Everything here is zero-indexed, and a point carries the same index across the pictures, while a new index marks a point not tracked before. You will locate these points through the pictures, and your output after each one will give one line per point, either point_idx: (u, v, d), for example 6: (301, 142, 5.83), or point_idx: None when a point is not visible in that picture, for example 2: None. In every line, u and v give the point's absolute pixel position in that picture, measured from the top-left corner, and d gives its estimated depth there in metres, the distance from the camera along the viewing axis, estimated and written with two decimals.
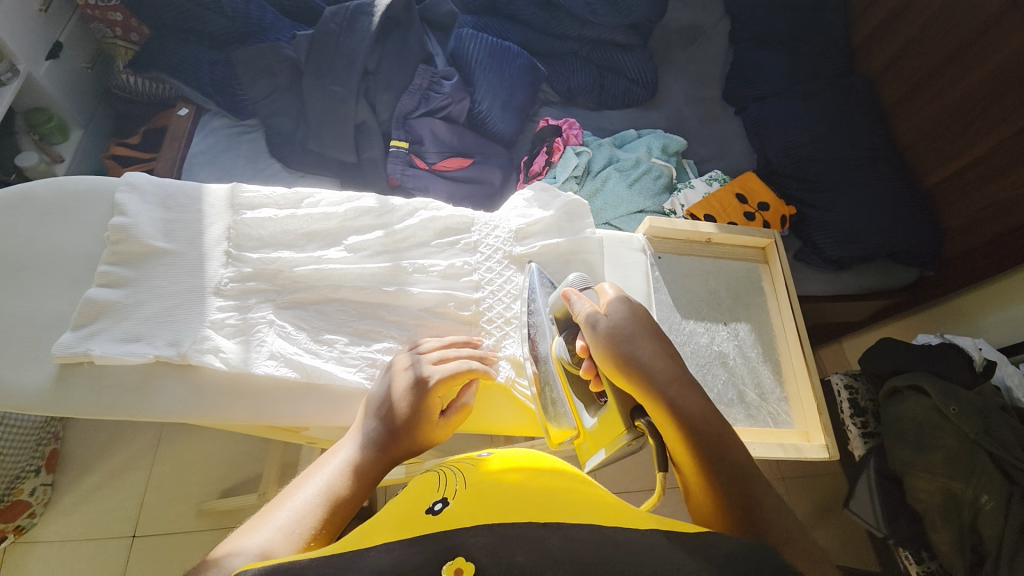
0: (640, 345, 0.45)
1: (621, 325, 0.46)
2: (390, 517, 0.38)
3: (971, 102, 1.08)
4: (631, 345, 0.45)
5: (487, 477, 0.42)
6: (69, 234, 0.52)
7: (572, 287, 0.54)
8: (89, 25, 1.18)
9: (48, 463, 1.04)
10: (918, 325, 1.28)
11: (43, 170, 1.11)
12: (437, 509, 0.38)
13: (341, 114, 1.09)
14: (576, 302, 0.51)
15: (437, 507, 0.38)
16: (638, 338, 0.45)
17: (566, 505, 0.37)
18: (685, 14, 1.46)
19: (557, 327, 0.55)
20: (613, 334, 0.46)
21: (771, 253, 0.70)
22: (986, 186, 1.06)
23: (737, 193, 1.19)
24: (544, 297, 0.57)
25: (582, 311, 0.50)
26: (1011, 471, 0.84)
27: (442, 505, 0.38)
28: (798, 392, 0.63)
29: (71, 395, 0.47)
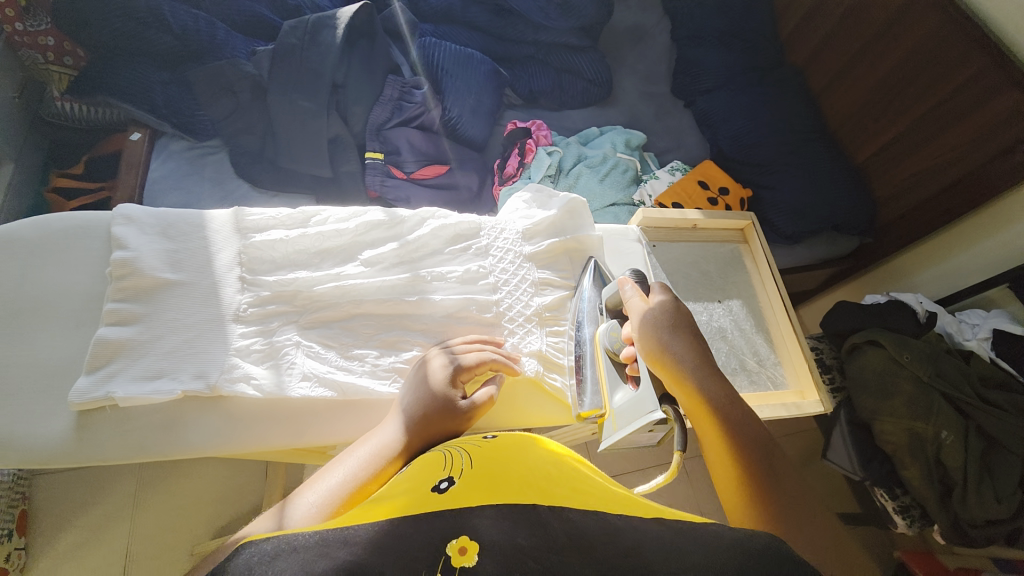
0: (682, 343, 0.49)
1: (663, 324, 0.51)
2: (396, 489, 0.39)
3: (888, 86, 1.19)
4: (674, 341, 0.49)
5: (496, 454, 0.43)
6: (65, 276, 0.53)
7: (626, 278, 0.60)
8: (18, 52, 1.10)
9: (18, 526, 0.96)
10: (865, 285, 1.38)
11: None
12: (444, 487, 0.38)
13: (312, 130, 1.07)
14: (626, 289, 0.57)
15: (443, 485, 0.39)
16: (681, 337, 0.49)
17: (570, 490, 0.39)
18: (628, 15, 1.54)
19: (606, 315, 0.59)
20: (655, 329, 0.50)
21: (749, 233, 0.76)
22: (907, 159, 1.18)
23: (699, 181, 1.27)
24: (595, 287, 0.62)
25: (631, 300, 0.55)
26: (965, 408, 0.95)
27: (449, 484, 0.39)
28: (789, 356, 0.69)
29: (96, 437, 0.47)
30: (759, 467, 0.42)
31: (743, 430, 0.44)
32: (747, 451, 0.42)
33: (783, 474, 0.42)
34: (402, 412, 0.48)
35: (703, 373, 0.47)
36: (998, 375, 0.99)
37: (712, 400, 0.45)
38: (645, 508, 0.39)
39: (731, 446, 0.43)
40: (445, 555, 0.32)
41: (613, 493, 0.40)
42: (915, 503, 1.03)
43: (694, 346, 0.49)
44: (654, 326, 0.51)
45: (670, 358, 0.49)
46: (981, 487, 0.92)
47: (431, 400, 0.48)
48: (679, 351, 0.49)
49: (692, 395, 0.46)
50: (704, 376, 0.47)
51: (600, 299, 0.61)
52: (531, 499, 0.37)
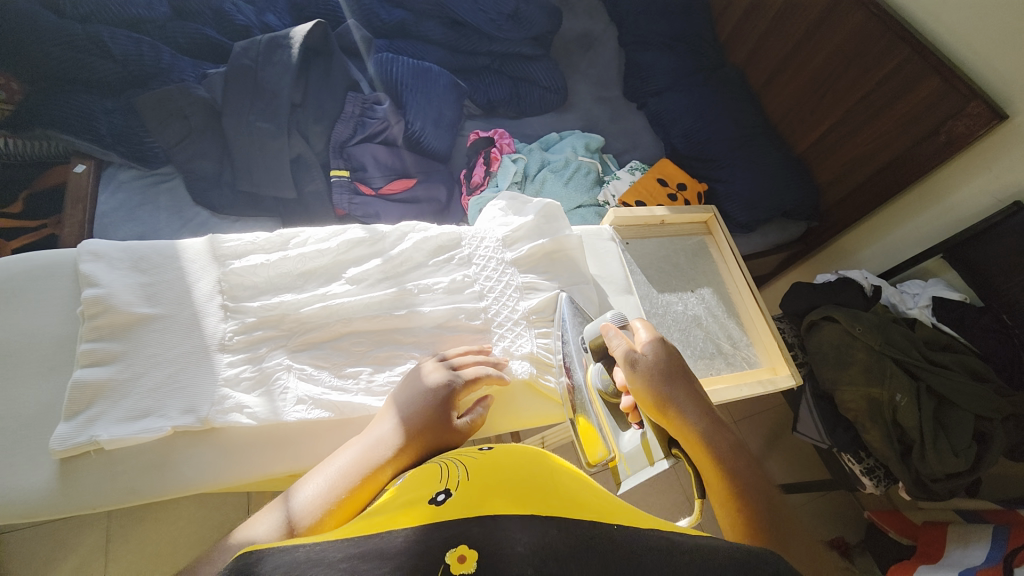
0: (682, 391, 0.49)
1: (660, 370, 0.51)
2: (389, 504, 0.39)
3: (820, 81, 1.30)
4: (674, 389, 0.49)
5: (490, 469, 0.44)
6: (29, 321, 0.50)
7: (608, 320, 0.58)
8: None
9: None
10: (816, 266, 1.49)
11: None
12: (440, 500, 0.39)
13: (273, 149, 1.05)
14: (614, 337, 0.55)
15: (440, 497, 0.39)
16: (680, 384, 0.50)
17: (567, 501, 0.40)
18: (576, 23, 1.60)
19: (592, 356, 0.59)
20: (652, 376, 0.50)
21: (712, 225, 0.80)
22: (844, 147, 1.28)
23: (658, 179, 1.33)
24: (575, 327, 0.61)
25: (618, 347, 0.54)
26: (914, 370, 1.04)
27: (446, 495, 0.39)
28: (760, 337, 0.74)
29: (79, 485, 0.45)
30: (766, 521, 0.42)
31: (749, 481, 0.44)
32: (755, 505, 0.42)
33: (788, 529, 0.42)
34: (389, 424, 0.47)
35: (705, 422, 0.47)
36: (942, 338, 1.09)
37: (715, 450, 0.45)
38: (636, 518, 0.40)
39: (741, 501, 0.43)
40: (444, 564, 0.32)
41: (607, 504, 0.41)
42: (879, 463, 1.12)
43: (693, 393, 0.49)
44: (651, 376, 0.50)
45: (670, 407, 0.49)
46: (937, 443, 1.00)
47: (421, 421, 0.48)
48: (679, 399, 0.49)
49: (697, 445, 0.46)
50: (706, 425, 0.47)
51: (582, 337, 0.60)
52: (532, 509, 0.38)
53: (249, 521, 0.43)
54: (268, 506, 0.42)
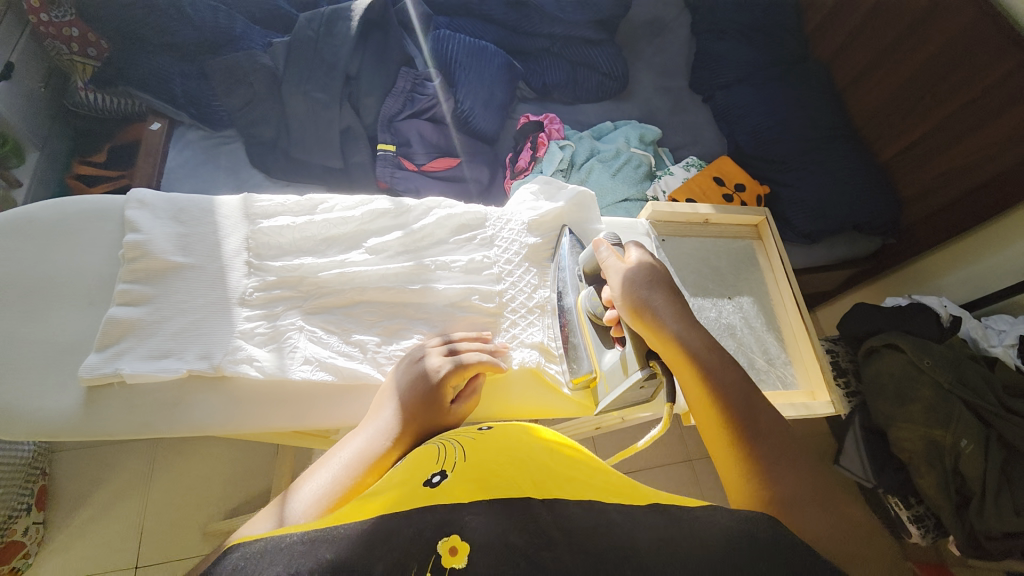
0: (666, 304, 0.50)
1: (643, 283, 0.52)
2: (385, 485, 0.40)
3: (916, 82, 1.16)
4: (658, 302, 0.50)
5: (485, 449, 0.43)
6: (76, 256, 0.54)
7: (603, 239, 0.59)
8: (42, 42, 1.17)
9: (38, 501, 1.05)
10: (886, 288, 1.37)
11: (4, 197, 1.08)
12: (434, 482, 0.39)
13: (325, 121, 1.08)
14: (602, 251, 0.56)
15: (434, 479, 0.39)
16: (665, 298, 0.51)
17: (565, 482, 0.39)
18: (646, 8, 1.52)
19: (585, 281, 0.59)
20: (637, 292, 0.51)
21: (763, 229, 0.74)
22: (935, 158, 1.15)
23: (714, 177, 1.25)
24: (573, 256, 0.61)
25: (608, 258, 0.56)
26: (987, 416, 0.92)
27: (440, 478, 0.39)
28: (801, 355, 0.68)
29: (103, 413, 0.48)
30: (740, 417, 0.44)
31: (718, 374, 0.47)
32: (730, 402, 0.45)
33: (763, 422, 0.44)
34: (384, 415, 0.47)
35: (687, 331, 0.49)
36: None
37: (689, 348, 0.48)
38: (643, 494, 0.40)
39: (714, 394, 0.46)
40: (434, 555, 0.32)
41: (611, 483, 0.41)
42: (931, 513, 1.01)
43: (677, 306, 0.51)
44: (636, 292, 0.51)
45: (653, 320, 0.50)
46: (1001, 498, 0.89)
47: (414, 408, 0.48)
48: (662, 310, 0.50)
49: (672, 348, 0.48)
50: (687, 332, 0.49)
51: (577, 265, 0.60)
52: (527, 494, 0.37)
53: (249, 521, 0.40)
54: (268, 507, 0.40)
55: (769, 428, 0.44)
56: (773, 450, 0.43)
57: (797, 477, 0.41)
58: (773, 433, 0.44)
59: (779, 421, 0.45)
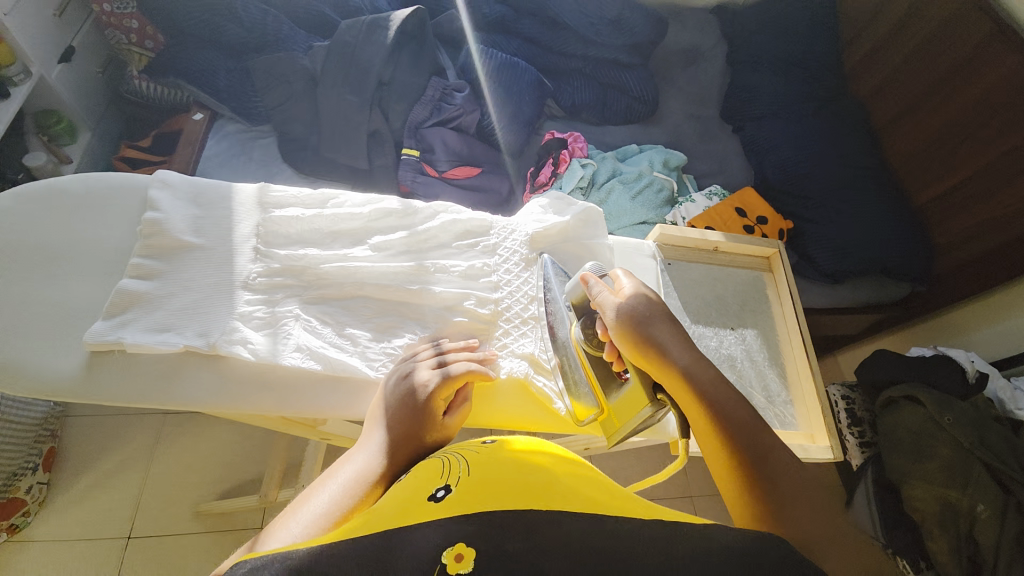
0: (666, 334, 0.50)
1: (646, 313, 0.51)
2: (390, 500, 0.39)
3: (955, 128, 1.13)
4: (658, 332, 0.50)
5: (489, 460, 0.42)
6: (99, 228, 0.57)
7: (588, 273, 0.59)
8: (102, 31, 1.32)
9: (45, 462, 1.09)
10: (912, 337, 1.32)
11: (52, 169, 1.23)
12: (439, 497, 0.38)
13: (353, 123, 1.12)
14: (593, 286, 0.56)
15: (439, 494, 0.38)
16: (663, 326, 0.50)
17: (567, 495, 0.38)
18: (683, 37, 1.53)
19: (575, 315, 0.59)
20: (636, 323, 0.51)
21: (775, 262, 0.73)
22: (972, 206, 1.11)
23: (737, 207, 1.22)
24: (560, 287, 0.61)
25: (600, 296, 0.55)
26: (1008, 482, 0.86)
27: (446, 492, 0.38)
28: (803, 396, 0.66)
29: (102, 378, 0.51)
30: (746, 446, 0.43)
31: (726, 407, 0.45)
32: (739, 437, 0.43)
33: (771, 450, 0.43)
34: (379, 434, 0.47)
35: (690, 360, 0.48)
36: None
37: (694, 381, 0.47)
38: (644, 510, 0.38)
39: (723, 429, 0.44)
40: (439, 564, 0.32)
41: (613, 497, 0.39)
42: None
43: (677, 335, 0.50)
44: (636, 321, 0.51)
45: (653, 349, 0.49)
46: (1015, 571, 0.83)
47: (407, 424, 0.48)
48: (661, 339, 0.49)
49: (678, 381, 0.47)
50: (689, 362, 0.48)
51: (564, 296, 0.60)
52: (533, 506, 0.36)
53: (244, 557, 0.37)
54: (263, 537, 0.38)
55: (778, 456, 0.43)
56: (781, 479, 0.41)
57: (805, 510, 0.40)
58: (782, 461, 0.42)
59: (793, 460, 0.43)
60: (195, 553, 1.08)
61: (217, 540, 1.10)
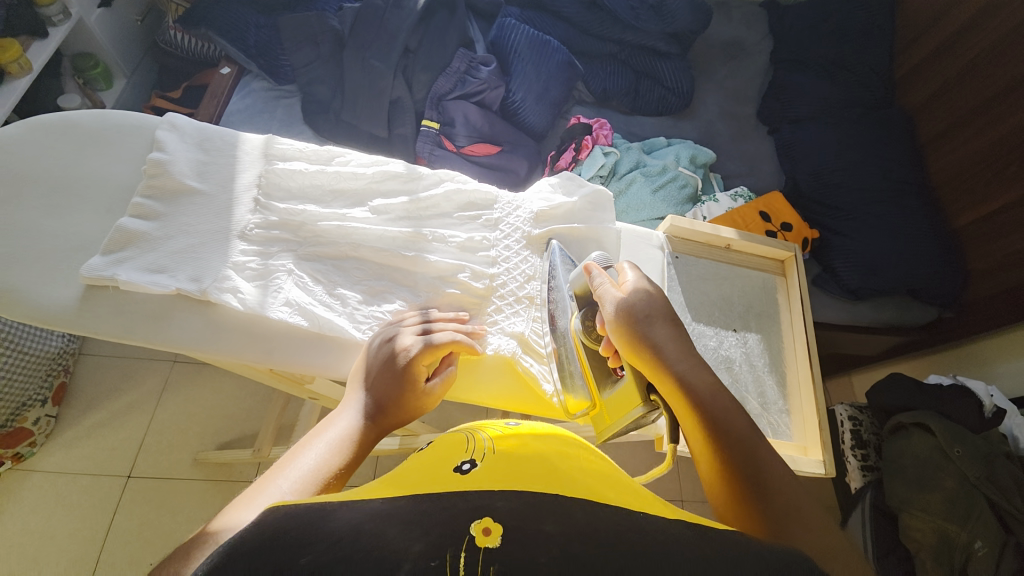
0: (663, 334, 0.48)
1: (643, 310, 0.49)
2: (414, 470, 0.39)
3: (1006, 147, 1.06)
4: (656, 332, 0.48)
5: (515, 446, 0.42)
6: (106, 166, 0.58)
7: (594, 263, 0.57)
8: None
9: (55, 396, 1.14)
10: (934, 363, 1.27)
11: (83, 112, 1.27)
12: (465, 469, 0.38)
13: (376, 89, 1.11)
14: (597, 277, 0.54)
15: (465, 467, 0.38)
16: (662, 326, 0.48)
17: (589, 484, 0.38)
18: (726, 29, 1.47)
19: (577, 305, 0.57)
20: (634, 320, 0.49)
21: (789, 266, 0.70)
22: (1013, 234, 1.04)
23: (761, 211, 1.17)
24: (566, 274, 0.59)
25: (602, 286, 0.53)
26: (1009, 521, 0.84)
27: (471, 466, 0.38)
28: (801, 407, 0.63)
29: (96, 312, 0.52)
30: (740, 459, 0.41)
31: (719, 415, 0.43)
32: (732, 447, 0.41)
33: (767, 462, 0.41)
34: (361, 399, 0.46)
35: (686, 364, 0.46)
36: None
37: (688, 386, 0.45)
38: (666, 510, 0.38)
39: (716, 438, 0.42)
40: (469, 535, 0.30)
41: (630, 493, 0.39)
42: None
43: (677, 336, 0.48)
44: (633, 318, 0.49)
45: (649, 349, 0.48)
46: None
47: (388, 388, 0.47)
48: (656, 339, 0.48)
49: (673, 386, 0.46)
50: (687, 368, 0.46)
51: (570, 284, 0.58)
52: (554, 490, 0.36)
53: (225, 511, 0.37)
54: (248, 493, 0.37)
55: (775, 470, 0.40)
56: (774, 493, 0.39)
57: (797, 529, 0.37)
58: (777, 475, 0.40)
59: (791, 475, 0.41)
60: (190, 497, 1.13)
61: (212, 488, 1.14)
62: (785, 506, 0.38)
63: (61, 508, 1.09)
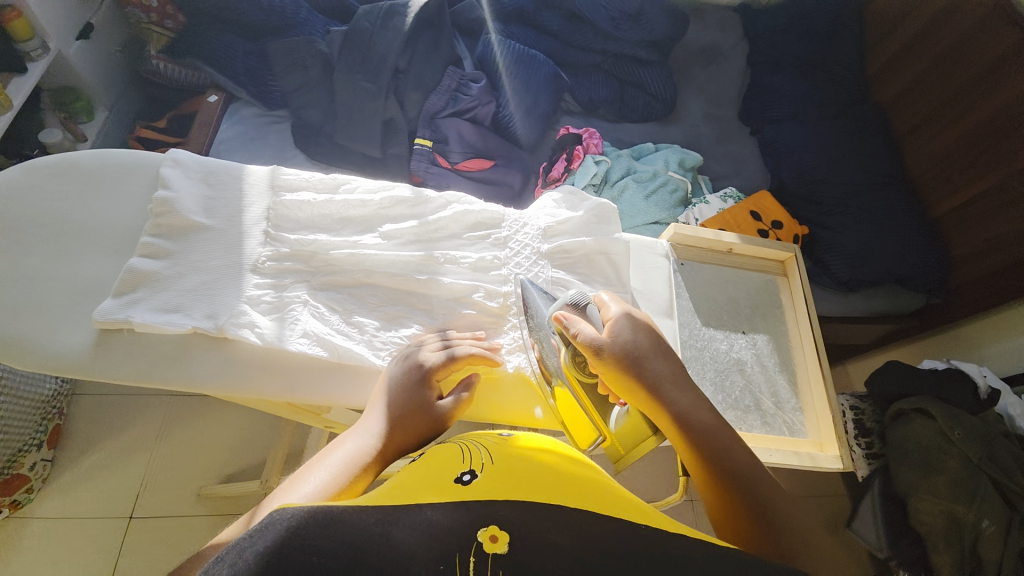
0: (660, 370, 0.50)
1: (637, 345, 0.51)
2: (413, 479, 0.39)
3: (978, 137, 1.10)
4: (649, 367, 0.50)
5: (513, 455, 0.43)
6: (108, 205, 0.57)
7: (569, 305, 0.55)
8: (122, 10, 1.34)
9: (51, 438, 1.11)
10: (927, 349, 1.30)
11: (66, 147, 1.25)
12: (465, 480, 0.38)
13: (369, 111, 1.12)
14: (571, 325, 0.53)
15: (466, 478, 0.39)
16: (658, 363, 0.51)
17: (585, 494, 0.39)
18: (703, 34, 1.50)
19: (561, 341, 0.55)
20: (626, 349, 0.51)
21: (790, 266, 0.71)
22: (992, 219, 1.08)
23: (752, 211, 1.20)
24: (544, 304, 0.58)
25: (581, 332, 0.52)
26: (1011, 496, 0.88)
27: (471, 477, 0.39)
28: (813, 404, 0.65)
29: (110, 355, 0.51)
30: (745, 495, 0.43)
31: (723, 452, 0.46)
32: (738, 484, 0.44)
33: (760, 479, 0.44)
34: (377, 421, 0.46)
35: (686, 402, 0.49)
36: None
37: (689, 424, 0.47)
38: (664, 521, 0.39)
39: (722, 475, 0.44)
40: (477, 543, 0.32)
41: (628, 502, 0.40)
42: None
43: (673, 373, 0.51)
44: (625, 349, 0.51)
45: (645, 384, 0.49)
46: None
47: (406, 409, 0.47)
48: (654, 372, 0.50)
49: (675, 426, 0.48)
50: (689, 405, 0.49)
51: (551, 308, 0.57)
52: (554, 500, 0.37)
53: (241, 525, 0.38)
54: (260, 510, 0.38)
55: (775, 502, 0.43)
56: (774, 519, 0.42)
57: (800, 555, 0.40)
58: (780, 509, 0.42)
59: (791, 508, 0.43)
60: (198, 534, 1.10)
61: (219, 522, 1.12)
62: (791, 541, 0.40)
63: (63, 555, 1.06)
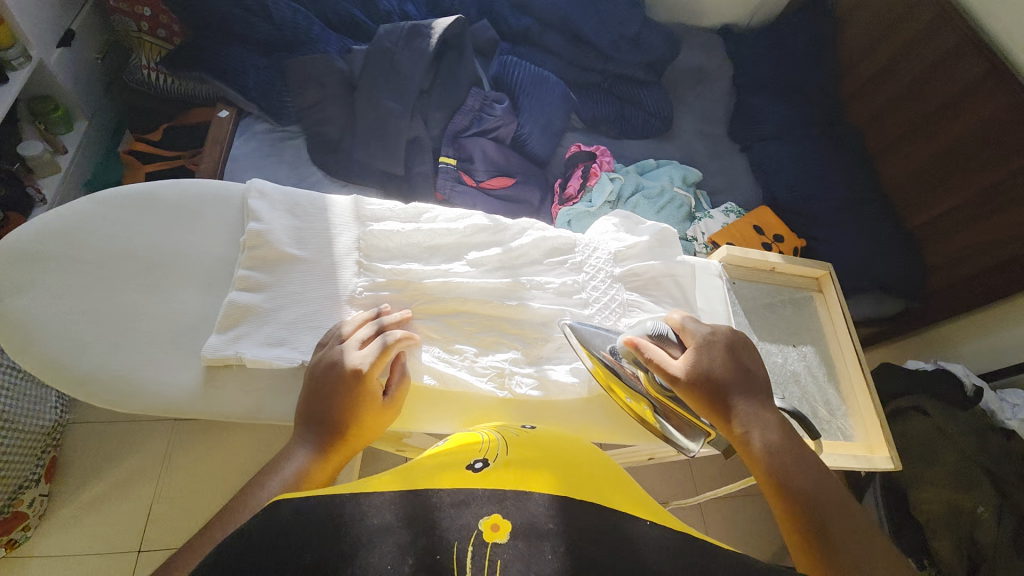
0: (738, 397, 0.57)
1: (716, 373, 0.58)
2: (427, 466, 0.44)
3: (949, 156, 1.22)
4: (727, 394, 0.57)
5: (524, 446, 0.48)
6: (195, 239, 0.62)
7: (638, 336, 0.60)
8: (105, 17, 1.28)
9: (47, 473, 1.04)
10: (909, 348, 1.42)
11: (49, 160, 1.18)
12: (477, 467, 0.44)
13: (393, 129, 1.11)
14: (645, 352, 0.58)
15: (477, 465, 0.44)
16: (737, 391, 0.57)
17: (585, 484, 0.43)
18: (692, 56, 1.58)
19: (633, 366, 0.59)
20: (709, 374, 0.57)
21: (826, 283, 0.77)
22: (963, 230, 1.21)
23: (754, 225, 1.28)
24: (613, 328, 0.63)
25: (654, 356, 0.58)
26: (1005, 487, 0.96)
27: (482, 464, 0.44)
28: (859, 409, 0.71)
29: (221, 389, 0.57)
30: (813, 519, 0.49)
31: (792, 478, 0.52)
32: (805, 508, 0.50)
33: (834, 506, 0.50)
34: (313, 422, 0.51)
35: (760, 429, 0.55)
36: None
37: (764, 451, 0.53)
38: (655, 515, 0.43)
39: (790, 499, 0.51)
40: (478, 529, 0.37)
41: (624, 496, 0.44)
42: None
43: (751, 401, 0.57)
44: (704, 377, 0.57)
45: (724, 410, 0.56)
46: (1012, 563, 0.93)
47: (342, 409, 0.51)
48: (733, 399, 0.57)
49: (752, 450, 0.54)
50: (763, 432, 0.54)
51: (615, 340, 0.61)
52: (560, 490, 0.41)
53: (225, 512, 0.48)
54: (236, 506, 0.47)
55: (840, 526, 0.48)
56: (838, 541, 0.47)
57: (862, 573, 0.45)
58: (844, 533, 0.48)
59: (856, 531, 0.48)
60: None
61: None
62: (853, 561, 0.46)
63: None
